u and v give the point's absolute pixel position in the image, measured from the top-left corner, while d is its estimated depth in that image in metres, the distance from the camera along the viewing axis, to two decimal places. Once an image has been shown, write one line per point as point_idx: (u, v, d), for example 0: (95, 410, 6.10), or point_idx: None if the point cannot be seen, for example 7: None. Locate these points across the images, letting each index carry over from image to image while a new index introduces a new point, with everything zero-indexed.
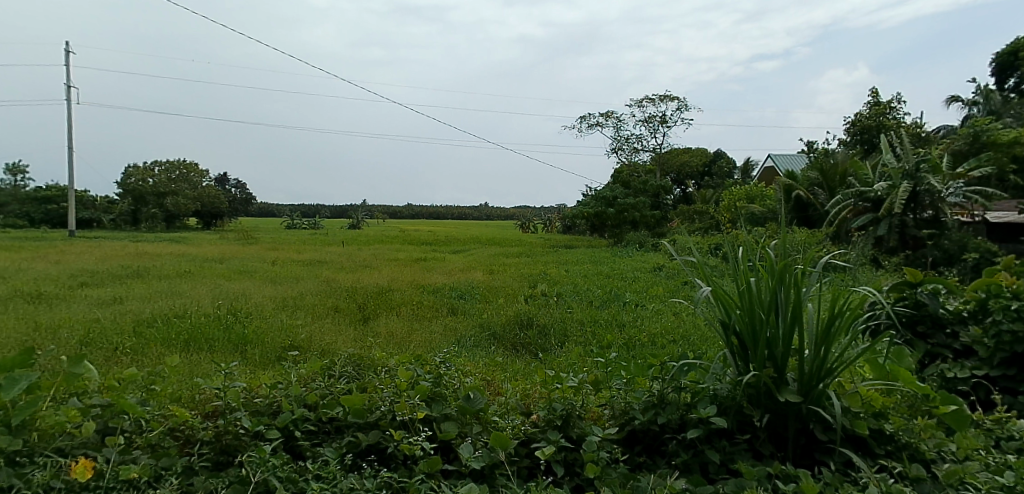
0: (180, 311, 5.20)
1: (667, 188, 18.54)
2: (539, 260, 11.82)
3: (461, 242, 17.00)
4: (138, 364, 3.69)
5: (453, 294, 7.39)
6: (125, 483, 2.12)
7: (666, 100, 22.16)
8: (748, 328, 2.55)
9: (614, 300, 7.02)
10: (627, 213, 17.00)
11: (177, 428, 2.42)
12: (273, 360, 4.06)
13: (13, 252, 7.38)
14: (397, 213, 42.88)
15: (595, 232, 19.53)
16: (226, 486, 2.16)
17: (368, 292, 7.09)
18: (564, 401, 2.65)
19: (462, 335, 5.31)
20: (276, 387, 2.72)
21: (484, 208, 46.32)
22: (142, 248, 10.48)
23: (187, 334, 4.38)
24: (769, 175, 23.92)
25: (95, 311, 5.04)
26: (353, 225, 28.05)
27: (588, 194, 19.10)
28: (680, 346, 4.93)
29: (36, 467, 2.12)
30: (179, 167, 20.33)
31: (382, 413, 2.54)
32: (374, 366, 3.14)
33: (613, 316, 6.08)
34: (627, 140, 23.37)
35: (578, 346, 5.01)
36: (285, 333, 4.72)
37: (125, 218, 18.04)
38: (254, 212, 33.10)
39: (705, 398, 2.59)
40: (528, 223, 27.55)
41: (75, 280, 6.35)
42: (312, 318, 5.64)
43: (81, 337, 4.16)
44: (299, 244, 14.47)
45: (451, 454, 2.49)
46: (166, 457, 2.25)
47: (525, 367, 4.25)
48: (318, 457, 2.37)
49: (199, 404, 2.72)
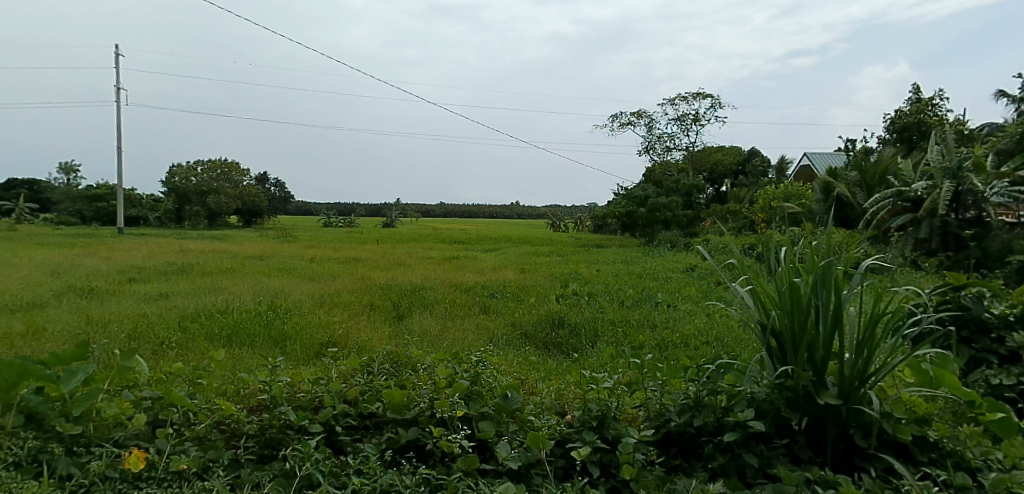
0: (223, 306, 5.35)
1: (699, 187, 18.13)
2: (572, 260, 11.81)
3: (495, 242, 16.75)
4: (184, 358, 3.82)
5: (486, 293, 7.39)
6: (176, 474, 2.19)
7: (699, 98, 21.85)
8: (788, 329, 2.52)
9: (645, 301, 6.97)
10: (659, 212, 16.83)
11: (224, 422, 2.49)
12: (313, 356, 4.16)
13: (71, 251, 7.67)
14: (430, 212, 43.26)
15: (626, 232, 19.40)
16: (272, 479, 2.22)
17: (403, 290, 7.16)
18: (599, 402, 2.66)
19: (495, 334, 5.35)
20: (317, 383, 2.79)
21: (516, 207, 46.36)
22: (186, 245, 10.73)
23: (230, 330, 4.50)
24: (806, 175, 23.42)
25: (143, 307, 5.19)
26: (386, 224, 28.37)
27: (619, 194, 18.96)
28: (714, 347, 4.88)
29: (93, 457, 2.19)
30: (221, 167, 20.85)
31: (421, 410, 2.60)
32: (411, 364, 3.21)
33: (645, 316, 6.05)
34: (659, 139, 23.13)
35: (610, 346, 5.01)
36: (323, 328, 4.84)
37: (169, 215, 18.24)
38: (291, 210, 33.74)
39: (742, 401, 2.56)
40: (558, 224, 27.51)
41: (124, 276, 6.61)
42: (349, 315, 5.73)
43: (130, 331, 4.30)
44: (334, 242, 14.66)
45: (488, 452, 2.51)
46: (214, 450, 2.32)
47: (559, 366, 4.27)
48: (359, 452, 2.41)
49: (244, 398, 2.79)
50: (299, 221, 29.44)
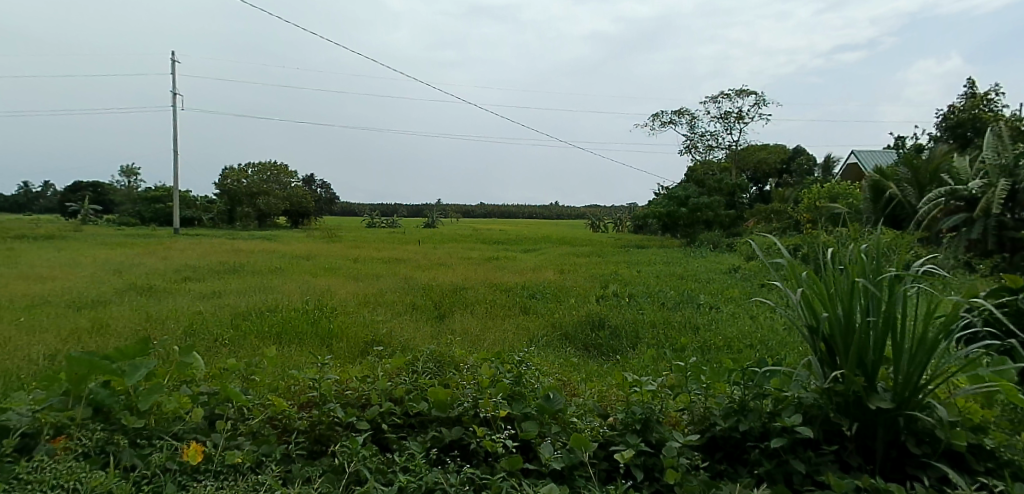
0: (272, 304, 5.55)
1: (743, 186, 17.80)
2: (612, 261, 11.76)
3: (534, 242, 16.82)
4: (237, 355, 3.96)
5: (525, 293, 7.44)
6: (231, 467, 2.27)
7: (743, 95, 21.39)
8: (839, 331, 2.47)
9: (686, 303, 6.91)
10: (701, 212, 16.56)
11: (276, 417, 2.59)
12: (358, 354, 4.24)
13: (130, 254, 8.04)
14: (470, 212, 43.73)
15: (666, 232, 19.17)
16: (322, 474, 2.30)
17: (444, 290, 7.24)
18: (643, 405, 2.65)
19: (535, 334, 5.37)
20: (365, 381, 2.87)
21: (556, 208, 46.33)
22: (236, 245, 11.11)
23: (279, 328, 4.64)
24: (854, 173, 22.69)
25: (198, 304, 5.41)
26: (427, 225, 28.72)
27: (660, 194, 18.74)
28: (757, 351, 4.79)
29: (155, 449, 2.28)
30: (269, 169, 21.22)
31: (465, 409, 2.64)
32: (454, 364, 3.26)
33: (687, 318, 5.98)
34: (701, 137, 22.77)
35: (651, 349, 4.97)
36: (368, 327, 4.95)
37: (221, 217, 19.99)
38: (337, 210, 34.57)
39: (790, 405, 2.52)
40: (598, 224, 27.37)
41: (180, 274, 6.89)
42: (392, 315, 5.83)
43: (187, 328, 4.48)
44: (376, 243, 14.86)
45: (531, 453, 2.53)
46: (266, 445, 2.40)
47: (602, 368, 4.26)
48: (404, 450, 2.46)
49: (295, 394, 2.88)
50: (344, 222, 30.05)
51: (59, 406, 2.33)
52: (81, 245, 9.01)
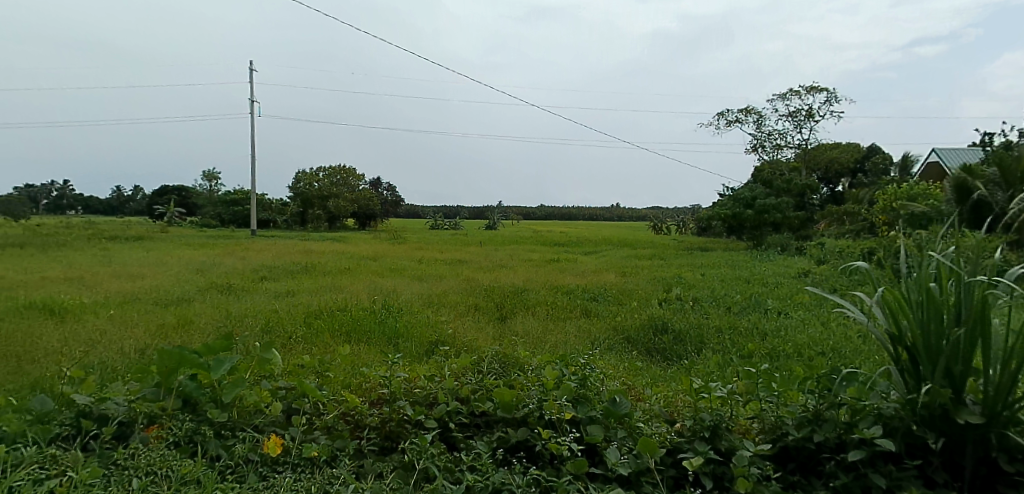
0: (341, 304, 5.72)
1: (814, 186, 16.97)
2: (675, 263, 11.58)
3: (595, 244, 16.71)
4: (311, 352, 4.11)
5: (587, 295, 7.42)
6: (307, 460, 2.36)
7: (814, 92, 20.51)
8: (923, 341, 2.35)
9: (754, 307, 6.70)
10: (768, 214, 16.02)
11: (349, 413, 2.67)
12: (424, 354, 4.34)
13: (212, 253, 8.52)
14: (530, 214, 43.95)
15: (732, 235, 18.66)
16: (393, 471, 2.37)
17: (505, 292, 7.30)
18: (712, 412, 2.60)
19: (597, 337, 5.34)
20: (433, 381, 2.93)
21: (617, 209, 45.93)
22: (308, 247, 11.51)
23: (349, 326, 4.80)
24: (935, 173, 21.45)
25: (273, 303, 5.64)
26: (489, 227, 28.99)
27: (725, 195, 18.24)
28: (830, 359, 4.59)
29: (238, 440, 2.40)
30: (340, 172, 21.77)
31: (530, 410, 2.65)
32: (519, 365, 3.28)
33: (754, 324, 5.79)
34: (769, 136, 22.01)
35: (717, 355, 4.84)
36: (433, 327, 5.04)
37: (295, 219, 21.17)
38: (401, 212, 35.42)
39: (868, 416, 2.42)
40: (660, 225, 26.93)
41: (256, 274, 7.22)
42: (456, 315, 5.92)
43: (263, 325, 4.68)
44: (439, 244, 15.11)
45: (596, 457, 2.52)
46: (341, 440, 2.49)
47: (667, 373, 4.19)
48: (471, 449, 2.50)
49: (366, 391, 2.97)
50: (409, 224, 30.72)
51: (152, 397, 2.47)
52: (168, 245, 9.58)
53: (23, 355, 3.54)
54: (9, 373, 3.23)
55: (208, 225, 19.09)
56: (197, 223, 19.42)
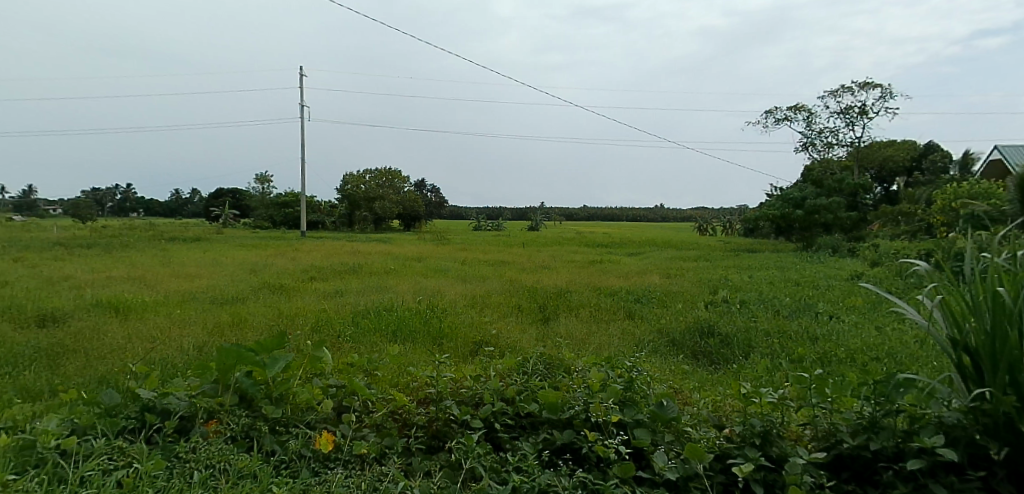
0: (388, 304, 5.82)
1: (867, 186, 16.23)
2: (722, 265, 11.36)
3: (639, 246, 16.53)
4: (359, 351, 4.19)
5: (631, 297, 7.36)
6: (358, 457, 2.42)
7: (868, 88, 19.81)
8: (987, 346, 2.26)
9: (804, 311, 6.51)
10: (818, 214, 15.56)
11: (397, 412, 2.72)
12: (469, 354, 4.38)
13: (265, 254, 8.78)
14: (573, 215, 43.85)
15: (780, 236, 18.20)
16: (440, 469, 2.41)
17: (548, 293, 7.29)
18: (762, 418, 2.55)
19: (641, 340, 5.28)
20: (478, 381, 2.95)
21: (661, 210, 45.36)
22: (355, 248, 11.75)
23: (395, 326, 4.87)
24: (999, 171, 20.42)
25: (323, 303, 5.77)
26: (532, 228, 29.03)
27: (773, 195, 17.81)
28: (886, 364, 4.43)
29: (292, 436, 2.47)
30: (386, 175, 22.23)
31: (576, 413, 2.65)
32: (564, 366, 3.28)
33: (804, 328, 5.63)
34: (819, 134, 21.37)
35: (766, 359, 4.73)
36: (476, 328, 5.07)
37: (342, 221, 21.62)
38: (446, 214, 35.79)
39: (928, 425, 2.33)
40: (706, 226, 26.49)
41: (306, 274, 7.41)
42: (499, 316, 5.94)
43: (313, 324, 4.80)
44: (482, 245, 15.20)
45: (643, 461, 2.50)
46: (389, 438, 2.53)
47: (714, 377, 4.12)
48: (517, 450, 2.52)
49: (413, 390, 3.02)
50: (452, 225, 31.01)
51: (211, 392, 2.56)
52: (224, 246, 9.93)
53: (91, 351, 3.72)
54: (79, 368, 3.40)
55: (259, 226, 19.70)
56: (250, 224, 20.08)
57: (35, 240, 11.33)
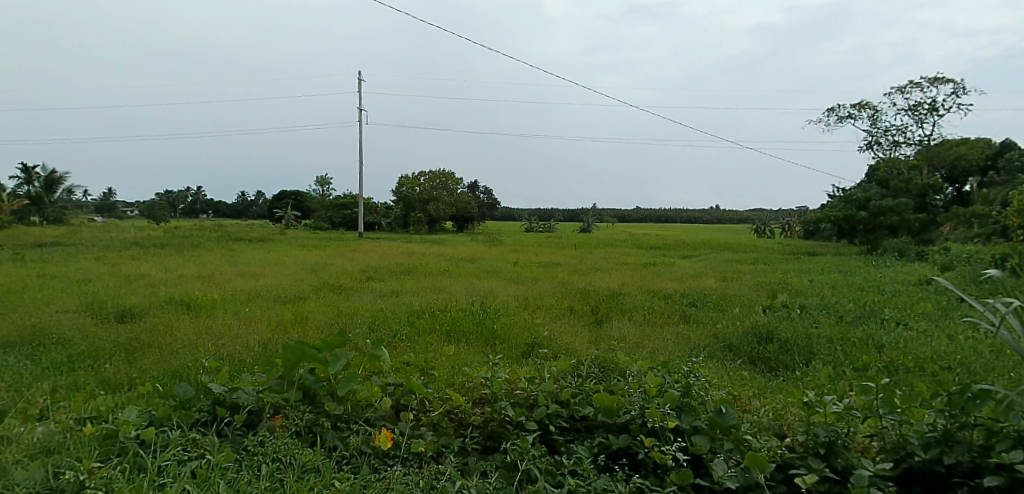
0: (442, 304, 5.90)
1: (938, 186, 15.49)
2: (782, 268, 11.03)
3: (694, 248, 16.23)
4: (414, 350, 4.27)
5: (685, 301, 7.23)
6: (415, 455, 2.47)
7: (938, 83, 18.84)
8: None
9: (869, 317, 6.25)
10: (884, 216, 14.91)
11: (453, 411, 2.75)
12: (522, 355, 4.40)
13: (324, 254, 9.05)
14: (626, 217, 43.48)
15: (843, 238, 17.53)
16: (496, 470, 2.43)
17: (601, 295, 7.25)
18: (827, 427, 2.47)
19: (696, 344, 5.19)
20: (533, 382, 2.95)
21: (716, 212, 44.39)
22: (411, 248, 11.99)
23: (449, 327, 4.93)
24: None
25: (379, 302, 5.90)
26: (584, 229, 28.89)
27: (835, 197, 17.18)
28: (958, 374, 4.20)
29: (353, 433, 2.54)
30: (439, 177, 22.46)
31: (632, 417, 2.62)
32: (619, 370, 3.25)
33: (869, 335, 5.41)
34: (885, 133, 20.47)
35: (828, 367, 4.57)
36: (529, 329, 5.08)
37: (397, 222, 22.02)
38: (498, 215, 36.02)
39: (1006, 439, 2.21)
40: (764, 228, 25.76)
41: (364, 274, 7.60)
42: (552, 318, 5.94)
43: (371, 323, 4.92)
44: (533, 246, 15.23)
45: (702, 468, 2.45)
46: (446, 436, 2.57)
47: (774, 384, 4.01)
48: (572, 454, 2.51)
49: (469, 390, 3.05)
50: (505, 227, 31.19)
51: (277, 387, 2.66)
52: (287, 246, 10.28)
53: (165, 346, 3.92)
54: (155, 362, 3.59)
55: (318, 227, 20.32)
56: (310, 225, 20.73)
57: (113, 240, 12.00)
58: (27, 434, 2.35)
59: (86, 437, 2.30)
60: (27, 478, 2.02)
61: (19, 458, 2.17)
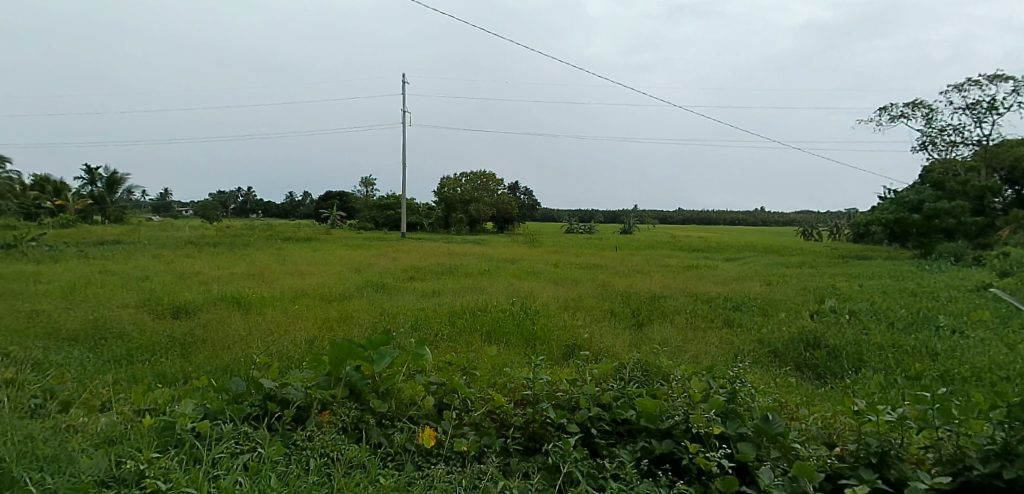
0: (483, 305, 5.94)
1: (995, 188, 14.56)
2: (830, 272, 10.75)
3: (738, 251, 15.93)
4: (456, 350, 4.30)
5: (728, 304, 7.10)
6: (459, 454, 2.49)
7: (998, 81, 18.03)
8: None
9: (923, 324, 6.03)
10: (938, 219, 14.34)
11: (495, 412, 2.76)
12: (563, 357, 4.39)
13: (368, 254, 9.21)
14: (667, 218, 43.00)
15: (894, 242, 16.96)
16: (538, 471, 2.44)
17: (642, 297, 7.18)
18: (880, 437, 2.40)
19: (741, 349, 5.10)
20: (575, 384, 2.94)
21: (761, 214, 43.45)
22: (452, 249, 12.11)
23: (489, 327, 4.96)
24: None
25: (421, 302, 5.98)
26: (624, 231, 28.66)
27: (887, 199, 16.62)
28: (1020, 385, 4.02)
29: (397, 430, 2.58)
30: (480, 178, 22.63)
31: (676, 422, 2.58)
32: (661, 374, 3.21)
33: (923, 342, 5.21)
34: (941, 133, 19.70)
35: (879, 375, 4.43)
36: (569, 331, 5.07)
37: (438, 223, 22.25)
38: (538, 217, 36.05)
39: None
40: (810, 232, 25.09)
41: (406, 274, 7.71)
42: (592, 320, 5.91)
43: (413, 323, 4.98)
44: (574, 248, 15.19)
45: (747, 476, 2.42)
46: (488, 436, 2.59)
47: (823, 392, 3.90)
48: (615, 457, 2.50)
49: (511, 391, 3.06)
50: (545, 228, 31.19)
51: (324, 384, 2.72)
52: (332, 245, 10.51)
53: (218, 342, 4.05)
54: (208, 356, 3.72)
55: (362, 227, 20.70)
56: (353, 225, 21.13)
57: (168, 238, 12.47)
58: (90, 424, 2.47)
59: (146, 428, 2.40)
60: (91, 467, 2.11)
61: (83, 447, 2.27)
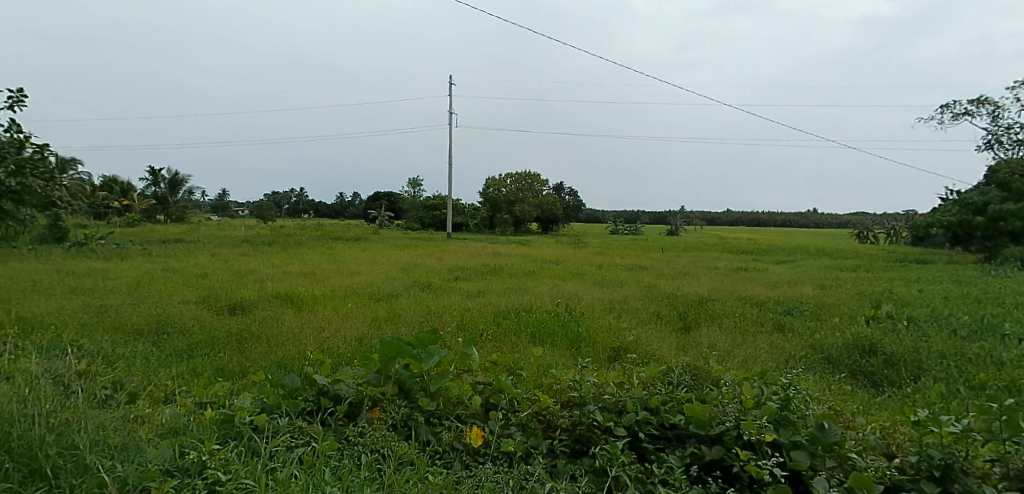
0: (528, 305, 5.96)
1: None
2: (887, 276, 10.37)
3: (790, 254, 15.52)
4: (502, 350, 4.33)
5: (779, 308, 6.93)
6: (505, 454, 2.51)
7: None
8: None
9: (988, 332, 5.75)
10: (1004, 221, 13.56)
11: (542, 413, 2.76)
12: (609, 360, 4.37)
13: (415, 254, 9.35)
14: (715, 220, 42.23)
15: (957, 245, 16.22)
16: (585, 474, 2.44)
17: (689, 300, 7.08)
18: (942, 449, 2.31)
19: (793, 354, 4.97)
20: (621, 387, 2.91)
21: (813, 216, 42.18)
22: (498, 249, 12.18)
23: (534, 328, 4.96)
24: None
25: (466, 301, 6.03)
26: (671, 232, 28.25)
27: (948, 200, 15.90)
28: None
29: (445, 429, 2.62)
30: (526, 178, 22.65)
31: (726, 428, 2.53)
32: (711, 379, 3.16)
33: (988, 351, 4.97)
34: (1008, 130, 18.75)
35: (940, 384, 4.25)
36: (614, 333, 5.03)
37: (483, 223, 22.39)
38: (583, 218, 35.88)
39: None
40: (865, 234, 24.22)
41: (451, 273, 7.79)
42: (638, 323, 5.85)
43: (459, 322, 5.03)
44: (620, 249, 15.08)
45: (801, 485, 2.37)
46: (535, 437, 2.60)
47: (880, 400, 3.77)
48: (663, 463, 2.48)
49: (557, 392, 3.07)
50: (590, 228, 31.03)
51: (375, 381, 2.77)
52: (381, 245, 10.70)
53: (272, 338, 4.18)
54: (264, 352, 3.84)
55: (409, 227, 21.03)
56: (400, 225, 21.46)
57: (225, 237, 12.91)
58: (157, 415, 2.59)
59: (207, 420, 2.50)
60: (157, 456, 2.21)
61: (149, 437, 2.38)
